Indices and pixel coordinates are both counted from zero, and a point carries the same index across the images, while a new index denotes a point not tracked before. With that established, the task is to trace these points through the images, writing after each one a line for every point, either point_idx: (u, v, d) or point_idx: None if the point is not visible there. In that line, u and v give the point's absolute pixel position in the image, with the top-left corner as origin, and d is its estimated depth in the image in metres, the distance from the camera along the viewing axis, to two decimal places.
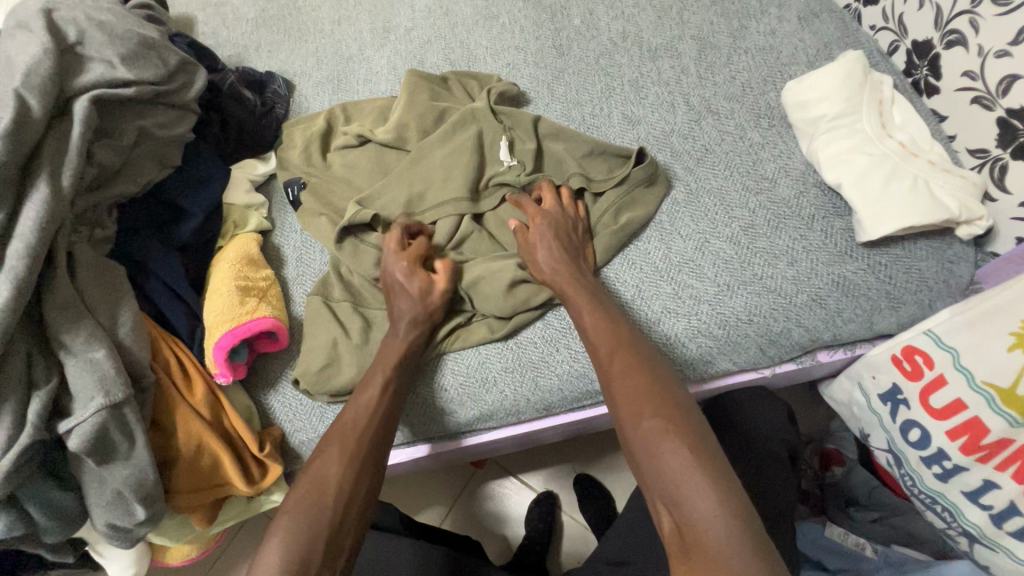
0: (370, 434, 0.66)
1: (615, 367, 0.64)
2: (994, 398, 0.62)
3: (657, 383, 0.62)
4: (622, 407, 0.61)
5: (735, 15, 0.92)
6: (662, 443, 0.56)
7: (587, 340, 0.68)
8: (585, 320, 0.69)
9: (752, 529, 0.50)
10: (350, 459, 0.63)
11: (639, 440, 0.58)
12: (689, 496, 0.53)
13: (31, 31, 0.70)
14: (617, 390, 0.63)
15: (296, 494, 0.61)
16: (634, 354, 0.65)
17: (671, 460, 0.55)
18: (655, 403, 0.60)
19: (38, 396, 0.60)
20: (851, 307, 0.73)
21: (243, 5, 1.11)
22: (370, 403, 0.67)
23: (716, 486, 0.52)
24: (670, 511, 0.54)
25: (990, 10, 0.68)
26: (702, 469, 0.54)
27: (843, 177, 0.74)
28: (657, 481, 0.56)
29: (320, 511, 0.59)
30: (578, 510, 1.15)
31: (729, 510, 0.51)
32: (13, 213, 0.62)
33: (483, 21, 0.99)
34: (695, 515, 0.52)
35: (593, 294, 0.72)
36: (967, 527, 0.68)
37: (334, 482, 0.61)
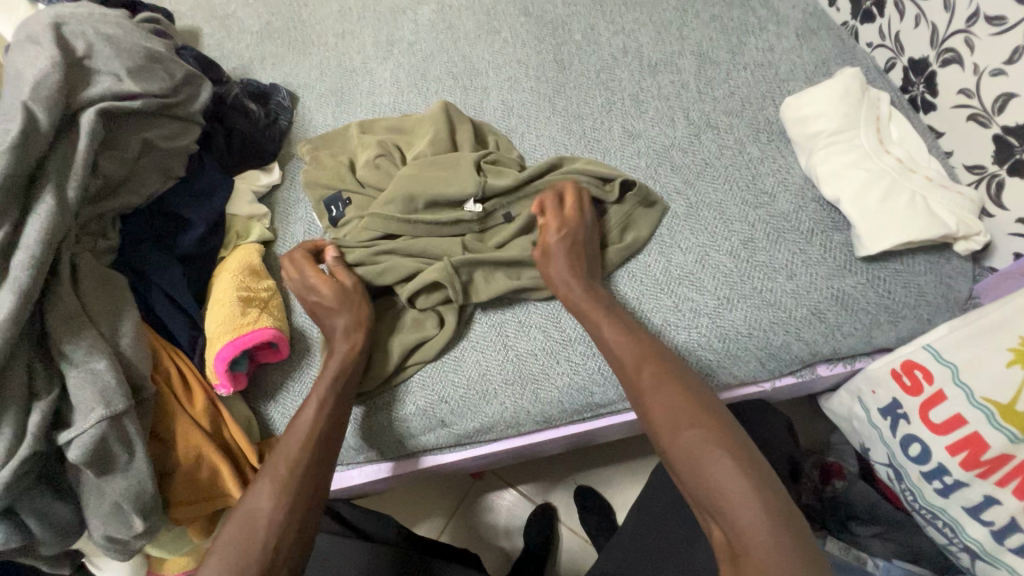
0: (300, 466, 0.64)
1: (643, 378, 0.64)
2: (994, 414, 0.62)
3: (689, 390, 0.62)
4: (658, 418, 0.61)
5: (734, 31, 0.94)
6: (706, 455, 0.57)
7: (609, 351, 0.68)
8: (603, 331, 0.69)
9: (796, 532, 0.52)
10: (280, 496, 0.62)
11: (680, 452, 0.59)
12: (736, 507, 0.54)
13: (40, 44, 0.71)
14: (650, 403, 0.63)
15: (223, 543, 0.60)
16: (660, 364, 0.65)
17: (717, 472, 0.56)
18: (694, 412, 0.60)
19: (38, 407, 0.60)
20: (850, 321, 0.74)
21: (248, 18, 1.13)
22: (294, 436, 0.67)
23: (760, 494, 0.54)
24: (719, 522, 0.55)
25: (985, 29, 0.69)
26: (745, 477, 0.55)
27: (840, 193, 0.75)
28: (702, 492, 0.56)
29: (246, 551, 0.59)
30: (578, 522, 1.14)
31: (776, 516, 0.53)
32: (18, 225, 0.63)
33: (486, 35, 1.00)
34: (745, 525, 0.53)
35: (610, 302, 0.72)
36: (968, 543, 0.68)
37: (259, 521, 0.61)
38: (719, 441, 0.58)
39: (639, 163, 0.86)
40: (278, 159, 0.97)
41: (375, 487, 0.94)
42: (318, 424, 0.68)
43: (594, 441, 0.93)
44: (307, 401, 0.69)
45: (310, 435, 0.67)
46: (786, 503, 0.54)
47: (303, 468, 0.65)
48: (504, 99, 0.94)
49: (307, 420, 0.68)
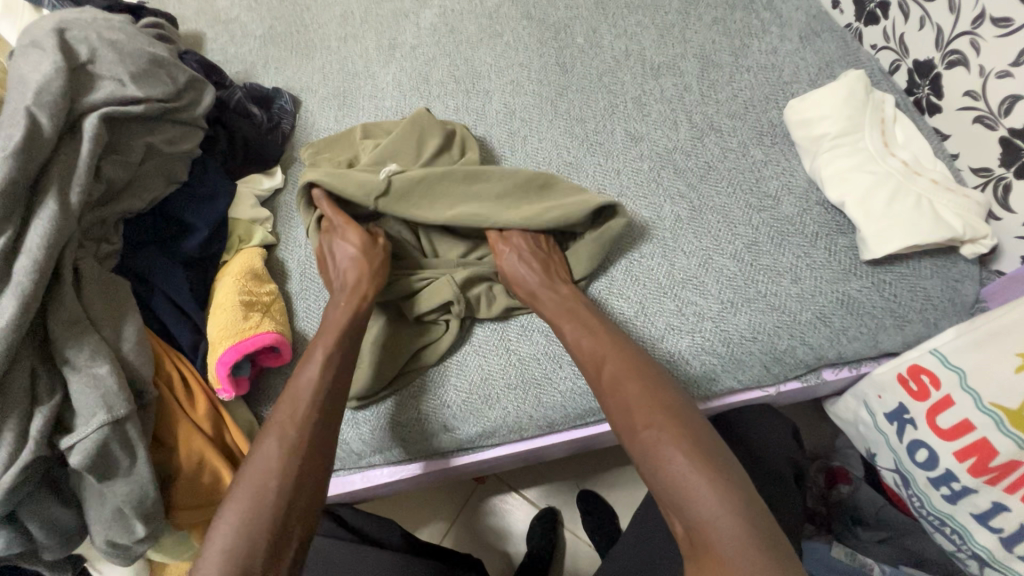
0: (309, 422, 0.62)
1: (605, 376, 0.64)
2: (1003, 420, 0.61)
3: (649, 387, 0.62)
4: (618, 419, 0.61)
5: (737, 33, 0.93)
6: (664, 450, 0.56)
7: (574, 352, 0.69)
8: (567, 332, 0.70)
9: (757, 528, 0.51)
10: (291, 451, 0.60)
11: (641, 449, 0.58)
12: (694, 502, 0.53)
13: (44, 50, 0.71)
14: (612, 401, 0.63)
15: (238, 494, 0.57)
16: (620, 362, 0.65)
17: (674, 468, 0.55)
18: (652, 408, 0.59)
19: (41, 412, 0.60)
20: (856, 325, 0.73)
21: (251, 22, 1.13)
22: (301, 388, 0.64)
23: (719, 488, 0.52)
24: (679, 517, 0.54)
25: (991, 31, 0.69)
26: (702, 471, 0.54)
27: (845, 196, 0.75)
28: (661, 488, 0.56)
29: (261, 507, 0.56)
30: (581, 528, 1.13)
31: (733, 510, 0.51)
32: (22, 230, 0.63)
33: (488, 39, 1.00)
34: (702, 519, 0.52)
35: (575, 303, 0.73)
36: (978, 550, 0.68)
37: (273, 469, 0.58)
38: (678, 435, 0.57)
39: (642, 166, 0.86)
40: (280, 163, 0.97)
41: (376, 491, 0.93)
42: (321, 374, 0.65)
43: (596, 446, 0.93)
44: (313, 355, 0.67)
45: (319, 388, 0.65)
46: (747, 497, 0.53)
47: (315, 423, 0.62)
48: (506, 103, 0.94)
49: (314, 372, 0.65)
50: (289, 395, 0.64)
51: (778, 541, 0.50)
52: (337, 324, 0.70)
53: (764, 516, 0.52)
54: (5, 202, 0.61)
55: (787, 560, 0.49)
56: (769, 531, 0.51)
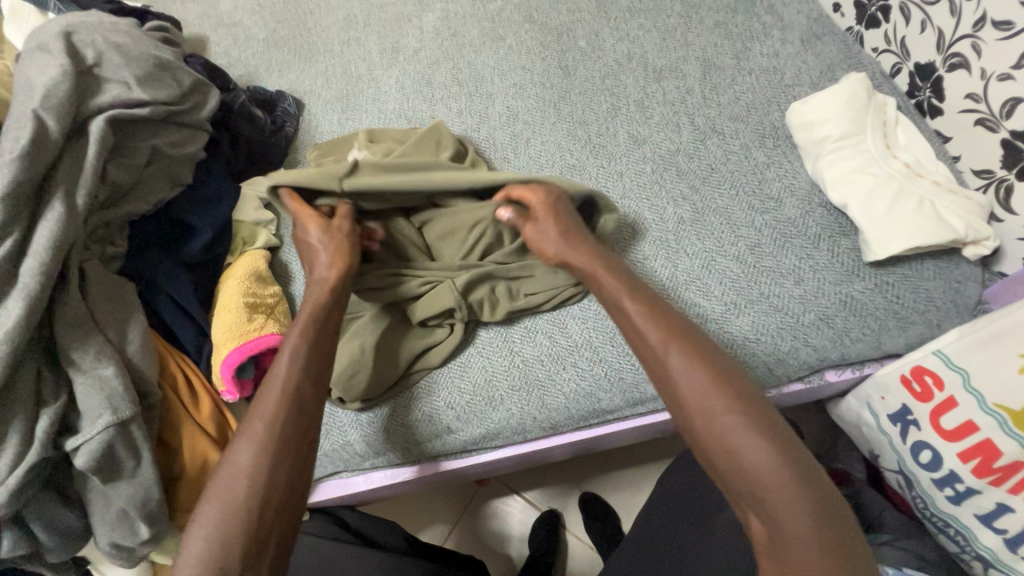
0: (279, 422, 0.58)
1: (669, 356, 0.57)
2: (1006, 420, 0.62)
3: (723, 371, 0.56)
4: (688, 403, 0.55)
5: (738, 37, 0.94)
6: (747, 443, 0.51)
7: (630, 328, 0.61)
8: (626, 306, 0.62)
9: (840, 531, 0.47)
10: (260, 453, 0.56)
11: (714, 441, 0.53)
12: (779, 499, 0.48)
13: (51, 53, 0.71)
14: (677, 384, 0.56)
15: (207, 499, 0.55)
16: (690, 342, 0.58)
17: (757, 462, 0.50)
18: (731, 395, 0.53)
19: (46, 414, 0.60)
20: (859, 326, 0.73)
21: (255, 26, 1.14)
22: (270, 381, 0.61)
23: (807, 486, 0.49)
24: (757, 513, 0.50)
25: (992, 34, 0.69)
26: (788, 466, 0.50)
27: (848, 198, 0.75)
28: (739, 482, 0.51)
29: (234, 507, 0.53)
30: (583, 530, 1.13)
31: (821, 510, 0.48)
32: (28, 232, 0.63)
33: (490, 42, 1.01)
34: (788, 519, 0.48)
35: (628, 278, 0.66)
36: (982, 551, 0.68)
37: (240, 472, 0.55)
38: (759, 426, 0.52)
39: (645, 168, 0.86)
40: (283, 165, 0.97)
41: (378, 493, 0.93)
42: (292, 364, 0.62)
43: (599, 448, 0.93)
44: (284, 346, 0.63)
45: (288, 380, 0.61)
46: (831, 495, 0.50)
47: (287, 418, 0.59)
48: (509, 106, 0.95)
49: (286, 364, 0.62)
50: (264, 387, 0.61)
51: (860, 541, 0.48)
52: (307, 318, 0.66)
53: (844, 513, 0.49)
54: (12, 204, 0.62)
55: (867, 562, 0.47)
56: (849, 534, 0.48)
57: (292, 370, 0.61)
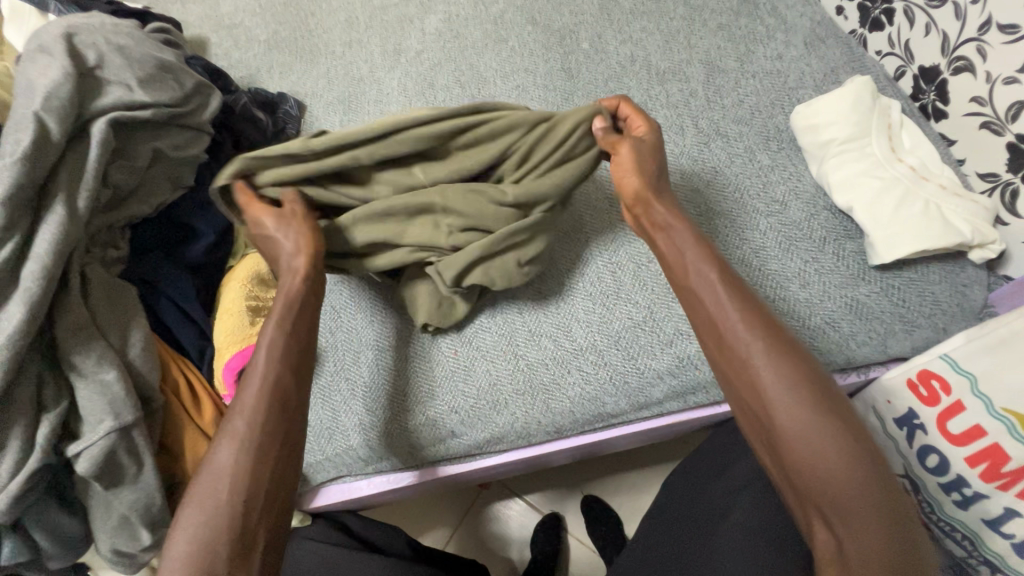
0: (262, 421, 0.57)
1: (761, 350, 0.53)
2: (1015, 425, 0.61)
3: (820, 380, 0.52)
4: (783, 410, 0.51)
5: (741, 39, 0.94)
6: (843, 459, 0.48)
7: (726, 322, 0.56)
8: (722, 296, 0.57)
9: (910, 547, 0.48)
10: (241, 453, 0.55)
11: (801, 448, 0.50)
12: (863, 519, 0.47)
13: (51, 55, 0.71)
14: (766, 383, 0.52)
15: (191, 499, 0.54)
16: (789, 344, 0.54)
17: (850, 480, 0.48)
18: (830, 407, 0.50)
19: (47, 419, 0.60)
20: (865, 330, 0.73)
21: (256, 27, 1.13)
22: (251, 378, 0.59)
23: (890, 508, 0.48)
24: (829, 530, 0.49)
25: (998, 37, 0.69)
26: (876, 486, 0.48)
27: (853, 202, 0.75)
28: (821, 497, 0.49)
29: (214, 505, 0.53)
30: (586, 533, 1.13)
31: (898, 533, 0.48)
32: (29, 235, 0.63)
33: (493, 44, 1.01)
34: (867, 540, 0.47)
35: (724, 266, 0.60)
36: (989, 555, 0.68)
37: (223, 472, 0.54)
38: (857, 446, 0.49)
39: None
40: None
41: (381, 498, 0.93)
42: (268, 357, 0.60)
43: (602, 451, 0.93)
44: (261, 341, 0.61)
45: (267, 376, 0.59)
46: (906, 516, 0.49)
47: (267, 417, 0.57)
48: None
49: (263, 359, 0.60)
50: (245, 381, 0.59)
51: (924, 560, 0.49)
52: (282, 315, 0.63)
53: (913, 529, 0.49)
54: (13, 207, 0.61)
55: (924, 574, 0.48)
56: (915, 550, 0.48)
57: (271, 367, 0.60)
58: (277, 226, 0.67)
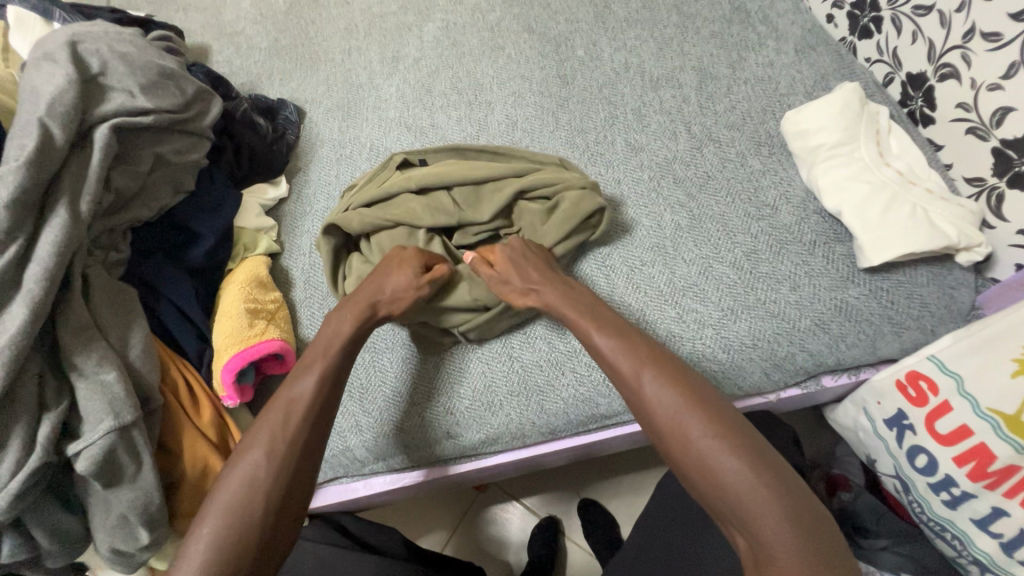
0: (302, 440, 0.60)
1: (642, 376, 0.60)
2: (1000, 425, 0.62)
3: (693, 392, 0.58)
4: (663, 427, 0.57)
5: (734, 46, 0.95)
6: (721, 462, 0.53)
7: (603, 356, 0.64)
8: (597, 330, 0.65)
9: (822, 538, 0.50)
10: (281, 467, 0.57)
11: (695, 460, 0.54)
12: (758, 514, 0.50)
13: (56, 62, 0.72)
14: (650, 405, 0.58)
15: (216, 505, 0.55)
16: (660, 364, 0.60)
17: (732, 478, 0.52)
18: (703, 416, 0.56)
19: (48, 418, 0.61)
20: (854, 331, 0.74)
21: (257, 35, 1.15)
22: (294, 400, 0.62)
23: (783, 497, 0.51)
24: (742, 532, 0.52)
25: (981, 45, 0.71)
26: (762, 478, 0.52)
27: (842, 205, 0.76)
28: (719, 500, 0.53)
29: (246, 521, 0.54)
30: (582, 537, 1.13)
31: (796, 520, 0.50)
32: (33, 238, 0.64)
33: (490, 51, 1.02)
34: (768, 533, 0.50)
35: (600, 307, 0.69)
36: (979, 555, 0.68)
37: (259, 484, 0.56)
38: (744, 449, 0.54)
39: (643, 175, 0.87)
40: (285, 172, 0.98)
41: (379, 499, 0.93)
42: (316, 387, 0.63)
43: (599, 452, 0.94)
44: (310, 369, 0.65)
45: (312, 403, 0.62)
46: (807, 502, 0.52)
47: (306, 437, 0.60)
48: (508, 114, 0.96)
49: (312, 385, 0.63)
50: (284, 403, 0.62)
51: (837, 541, 0.50)
52: (339, 341, 0.68)
53: (827, 521, 0.51)
54: (17, 210, 0.62)
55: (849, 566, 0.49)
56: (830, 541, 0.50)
57: (317, 390, 0.63)
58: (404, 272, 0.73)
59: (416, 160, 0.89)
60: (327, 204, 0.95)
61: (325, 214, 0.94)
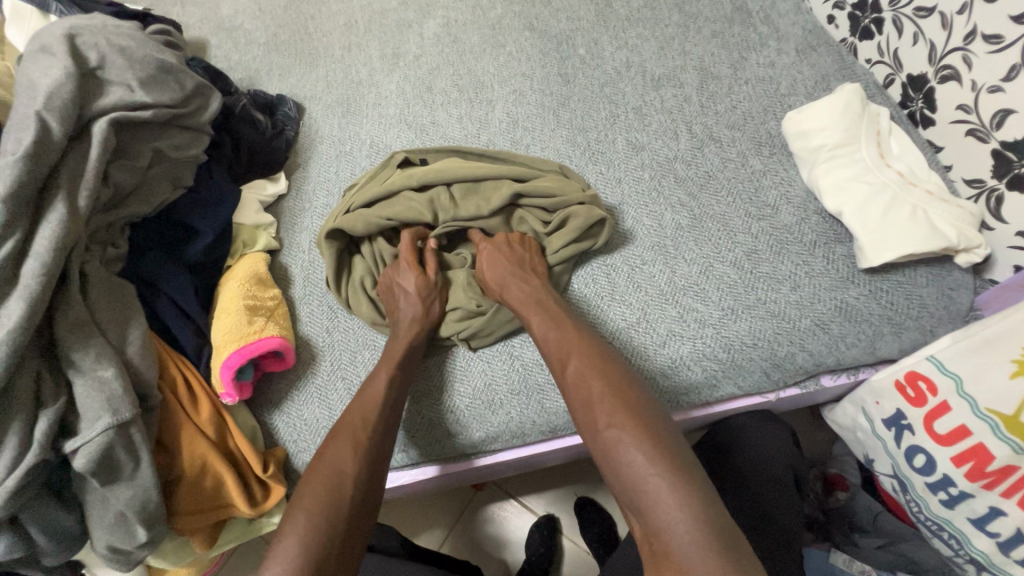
0: (376, 435, 0.64)
1: (572, 368, 0.64)
2: (999, 425, 0.62)
3: (614, 384, 0.61)
4: (583, 419, 0.60)
5: (734, 46, 0.96)
6: (621, 449, 0.55)
7: (544, 350, 0.68)
8: (541, 329, 0.69)
9: (716, 530, 0.48)
10: (365, 457, 0.62)
11: (603, 447, 0.57)
12: (653, 501, 0.51)
13: (54, 55, 0.71)
14: (576, 394, 0.62)
15: (306, 491, 0.58)
16: (588, 358, 0.64)
17: (631, 467, 0.53)
18: (612, 405, 0.58)
19: (46, 415, 0.60)
20: (855, 332, 0.74)
21: (255, 30, 1.15)
22: (369, 402, 0.67)
23: (679, 489, 0.51)
24: (640, 521, 0.52)
25: (982, 47, 0.71)
26: (661, 468, 0.52)
27: (843, 206, 0.76)
28: (623, 489, 0.54)
29: (336, 509, 0.56)
30: (579, 535, 1.13)
31: (689, 511, 0.49)
32: (30, 232, 0.63)
33: (491, 49, 1.02)
34: (660, 521, 0.50)
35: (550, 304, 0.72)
36: (975, 554, 0.69)
37: (346, 472, 0.60)
38: (649, 439, 0.55)
39: (644, 175, 0.87)
40: (284, 168, 0.98)
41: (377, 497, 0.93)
42: (388, 391, 0.68)
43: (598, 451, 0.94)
44: (378, 375, 0.70)
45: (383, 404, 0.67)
46: (707, 495, 0.51)
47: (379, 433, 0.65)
48: (509, 112, 0.96)
49: (382, 388, 0.68)
50: (360, 405, 0.67)
51: (734, 537, 0.48)
52: (396, 355, 0.72)
53: (725, 517, 0.50)
54: (14, 205, 0.62)
55: (752, 565, 0.47)
56: (727, 535, 0.48)
57: (389, 395, 0.69)
58: (416, 282, 0.78)
59: (416, 160, 0.88)
60: (327, 200, 0.94)
61: (324, 211, 0.93)
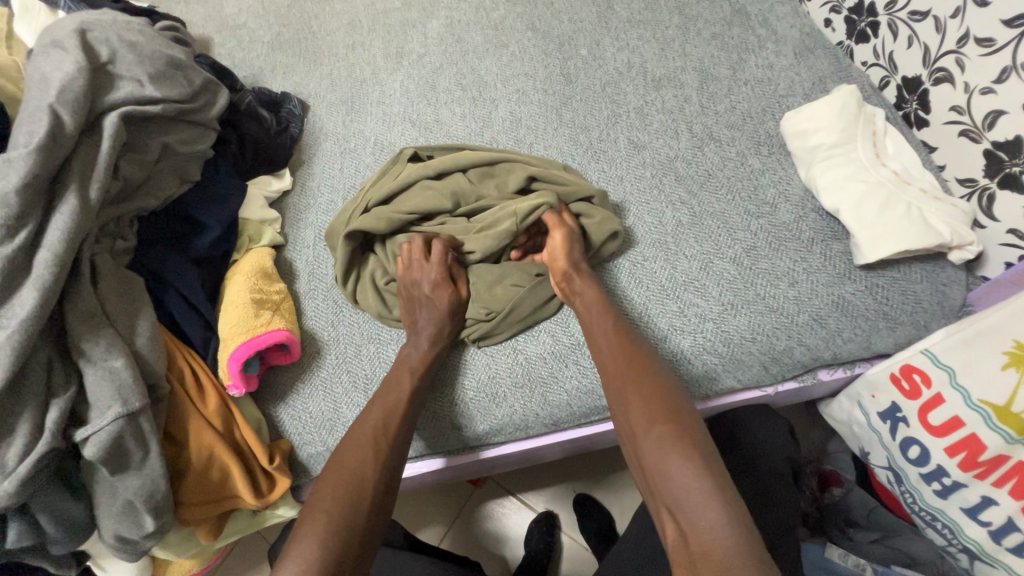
0: (395, 440, 0.67)
1: (624, 368, 0.65)
2: (990, 415, 0.64)
3: (663, 389, 0.62)
4: (629, 418, 0.61)
5: (733, 48, 0.97)
6: (670, 451, 0.56)
7: (600, 347, 0.70)
8: (598, 328, 0.71)
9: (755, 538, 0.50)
10: (386, 463, 0.64)
11: (649, 447, 0.58)
12: (699, 504, 0.52)
13: (65, 49, 0.72)
14: (626, 392, 0.63)
15: (327, 494, 0.60)
16: (640, 361, 0.66)
17: (682, 469, 0.55)
18: (663, 408, 0.60)
19: (57, 404, 0.61)
20: (850, 327, 0.76)
21: (259, 29, 1.16)
22: (392, 408, 0.69)
23: (724, 495, 0.53)
24: (678, 523, 0.53)
25: (975, 50, 0.73)
26: (709, 474, 0.54)
27: (839, 204, 0.78)
28: (665, 491, 0.55)
29: (355, 514, 0.59)
30: (578, 531, 1.14)
31: (733, 518, 0.51)
32: (42, 224, 0.64)
33: (494, 49, 1.03)
34: (705, 524, 0.51)
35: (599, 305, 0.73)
36: (967, 543, 0.70)
37: (366, 477, 0.62)
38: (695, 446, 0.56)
39: (646, 173, 0.89)
40: (289, 165, 0.99)
41: None
42: (409, 398, 0.71)
43: (598, 446, 0.95)
44: (403, 380, 0.72)
45: (404, 412, 0.69)
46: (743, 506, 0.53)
47: (397, 438, 0.67)
48: (512, 110, 0.97)
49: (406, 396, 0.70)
50: (382, 410, 0.69)
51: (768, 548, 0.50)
52: (415, 363, 0.74)
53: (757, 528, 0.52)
54: (27, 195, 0.62)
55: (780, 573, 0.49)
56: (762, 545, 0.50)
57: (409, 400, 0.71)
58: (441, 292, 0.77)
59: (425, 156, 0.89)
60: (331, 197, 0.95)
61: (329, 207, 0.94)
